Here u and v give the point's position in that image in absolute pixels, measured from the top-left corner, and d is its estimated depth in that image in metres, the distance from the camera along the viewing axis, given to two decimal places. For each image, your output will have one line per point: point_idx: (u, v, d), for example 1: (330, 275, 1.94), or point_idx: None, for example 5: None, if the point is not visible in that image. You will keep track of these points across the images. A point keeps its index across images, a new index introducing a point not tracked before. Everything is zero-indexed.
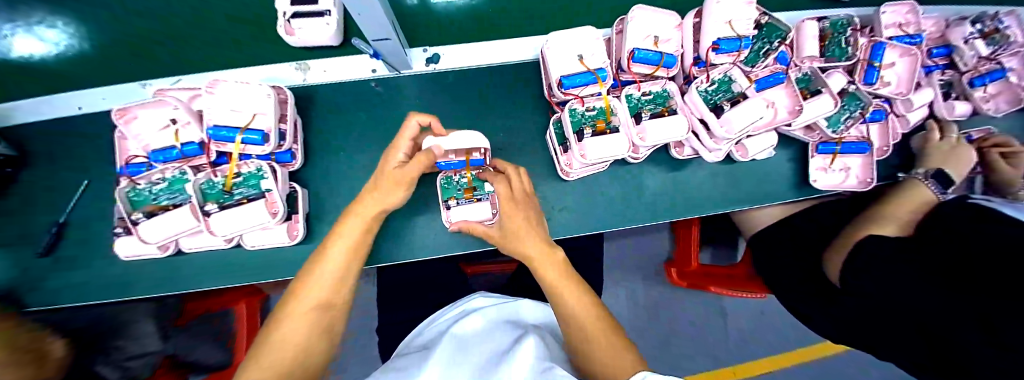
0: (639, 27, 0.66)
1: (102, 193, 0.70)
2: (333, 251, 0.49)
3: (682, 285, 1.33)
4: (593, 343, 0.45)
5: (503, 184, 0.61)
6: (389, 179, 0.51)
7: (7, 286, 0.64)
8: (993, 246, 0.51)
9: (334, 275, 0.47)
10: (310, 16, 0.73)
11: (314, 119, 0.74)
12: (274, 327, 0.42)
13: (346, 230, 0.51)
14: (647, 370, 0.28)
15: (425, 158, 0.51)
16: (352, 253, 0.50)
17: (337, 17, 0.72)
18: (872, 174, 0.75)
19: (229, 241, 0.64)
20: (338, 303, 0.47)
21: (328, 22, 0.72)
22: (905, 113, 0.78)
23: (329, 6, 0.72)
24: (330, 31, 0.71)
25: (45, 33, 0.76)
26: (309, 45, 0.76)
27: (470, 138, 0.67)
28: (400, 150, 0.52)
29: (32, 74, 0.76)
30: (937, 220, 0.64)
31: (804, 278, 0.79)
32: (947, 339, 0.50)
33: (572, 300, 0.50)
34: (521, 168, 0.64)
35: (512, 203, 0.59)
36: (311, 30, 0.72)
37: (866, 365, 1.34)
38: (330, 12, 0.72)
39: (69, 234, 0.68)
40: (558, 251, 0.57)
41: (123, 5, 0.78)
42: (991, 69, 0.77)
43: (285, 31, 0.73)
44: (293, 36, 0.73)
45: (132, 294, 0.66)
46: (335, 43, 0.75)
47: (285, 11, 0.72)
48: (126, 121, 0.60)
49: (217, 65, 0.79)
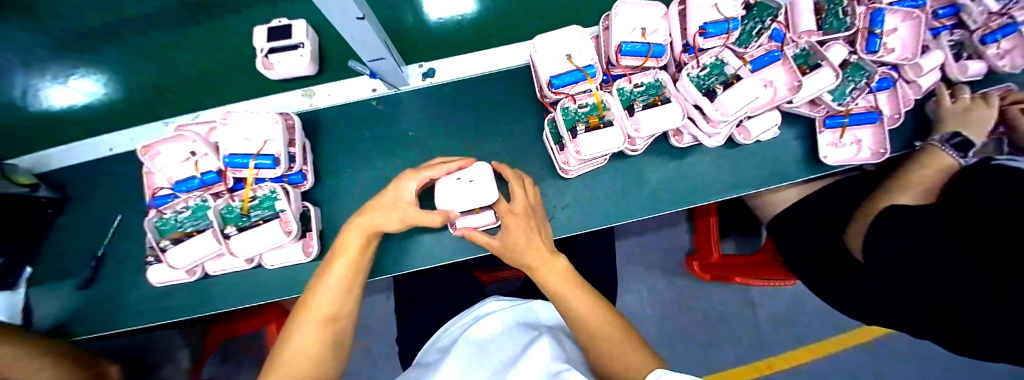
0: (624, 21, 0.67)
1: (134, 225, 0.76)
2: (337, 265, 0.53)
3: (706, 278, 1.29)
4: (605, 346, 0.45)
5: (502, 203, 0.61)
6: (399, 214, 0.56)
7: (50, 317, 0.69)
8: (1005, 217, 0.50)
9: (336, 288, 0.51)
10: (286, 50, 0.78)
11: (321, 142, 0.78)
12: (287, 341, 0.46)
13: (347, 247, 0.54)
14: (663, 369, 0.29)
15: (440, 215, 0.58)
16: (354, 262, 0.54)
17: (310, 49, 0.77)
18: (885, 144, 0.71)
19: (251, 262, 0.68)
20: (343, 314, 0.51)
21: (301, 54, 0.78)
22: (916, 79, 0.74)
23: (302, 38, 0.77)
24: (305, 62, 0.77)
25: (77, 84, 0.84)
26: (286, 77, 0.81)
27: (479, 188, 0.64)
28: (414, 181, 0.59)
29: (68, 122, 0.83)
30: (959, 187, 0.61)
31: (820, 260, 0.79)
32: (952, 313, 0.53)
33: (580, 304, 0.51)
34: (525, 178, 0.65)
35: (511, 214, 0.60)
36: (288, 63, 0.78)
37: (905, 357, 1.24)
38: (303, 44, 0.78)
39: (107, 266, 0.73)
40: (562, 258, 0.58)
41: (144, 35, 0.86)
42: (1002, 24, 0.74)
43: (264, 66, 0.78)
44: (272, 70, 0.78)
45: (160, 319, 0.69)
46: (312, 71, 0.81)
47: (261, 47, 0.76)
48: (151, 157, 0.65)
49: (231, 75, 0.85)
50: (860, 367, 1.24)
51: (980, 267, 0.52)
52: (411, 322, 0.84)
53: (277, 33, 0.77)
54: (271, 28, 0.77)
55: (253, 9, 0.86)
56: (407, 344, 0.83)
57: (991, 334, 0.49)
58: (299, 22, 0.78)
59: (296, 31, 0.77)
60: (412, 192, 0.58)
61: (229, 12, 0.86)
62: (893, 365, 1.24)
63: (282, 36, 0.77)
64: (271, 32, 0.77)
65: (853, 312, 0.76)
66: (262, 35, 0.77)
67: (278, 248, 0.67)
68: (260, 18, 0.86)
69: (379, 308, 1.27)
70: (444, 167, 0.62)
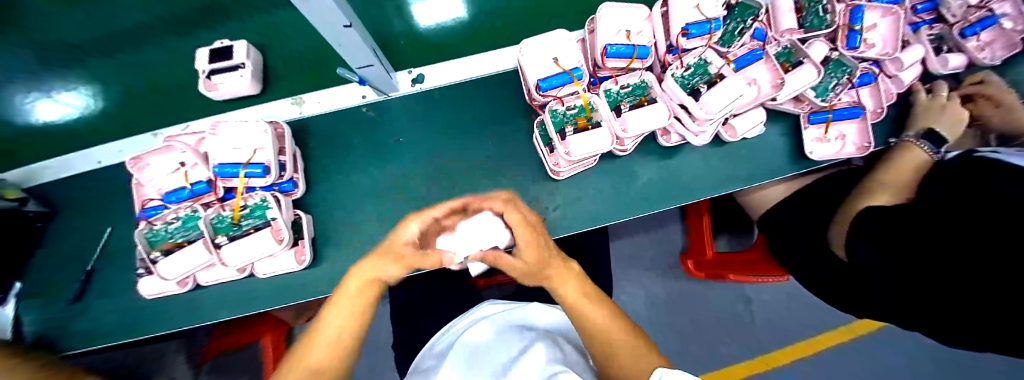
0: (609, 24, 0.68)
1: (124, 238, 0.75)
2: (341, 301, 0.46)
3: (700, 276, 1.29)
4: (615, 347, 0.43)
5: (515, 213, 0.52)
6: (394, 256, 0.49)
7: (37, 334, 0.68)
8: (964, 216, 0.54)
9: (338, 325, 0.44)
10: (227, 70, 0.78)
11: (313, 149, 0.78)
12: None
13: (348, 290, 0.47)
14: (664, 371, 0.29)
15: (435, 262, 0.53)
16: (360, 305, 0.46)
17: (251, 69, 0.77)
18: (869, 138, 0.72)
19: (242, 272, 0.67)
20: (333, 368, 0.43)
21: (242, 74, 0.77)
22: (897, 73, 0.75)
23: (243, 59, 0.77)
24: (245, 82, 0.77)
25: (68, 98, 0.84)
26: (235, 96, 0.81)
27: (484, 232, 0.58)
28: (416, 221, 0.52)
29: (62, 134, 0.83)
30: (946, 174, 0.62)
31: (797, 258, 0.82)
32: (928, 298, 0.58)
33: (584, 303, 0.48)
34: (506, 193, 0.56)
35: (527, 229, 0.51)
36: (229, 84, 0.78)
37: (901, 347, 1.26)
38: (243, 64, 0.77)
39: (96, 280, 0.72)
40: (572, 262, 0.55)
41: (139, 50, 0.86)
42: (981, 17, 0.76)
43: (205, 87, 0.78)
44: (214, 90, 0.78)
45: (152, 332, 0.69)
46: (255, 90, 0.81)
47: (202, 68, 0.76)
48: (139, 169, 0.65)
49: None
50: (861, 359, 1.25)
51: (942, 260, 0.55)
52: (407, 326, 0.85)
53: (219, 55, 0.77)
54: (213, 49, 0.78)
55: (244, 22, 0.86)
56: (404, 350, 0.83)
57: (953, 315, 0.55)
58: (239, 43, 0.77)
59: (237, 51, 0.77)
60: (411, 232, 0.51)
61: (218, 25, 0.87)
62: (891, 357, 1.25)
63: (222, 57, 0.77)
64: (212, 53, 0.77)
65: (830, 300, 0.80)
66: (205, 57, 0.77)
67: (270, 257, 0.67)
68: (245, 27, 0.86)
69: (378, 317, 1.27)
70: (446, 205, 0.53)
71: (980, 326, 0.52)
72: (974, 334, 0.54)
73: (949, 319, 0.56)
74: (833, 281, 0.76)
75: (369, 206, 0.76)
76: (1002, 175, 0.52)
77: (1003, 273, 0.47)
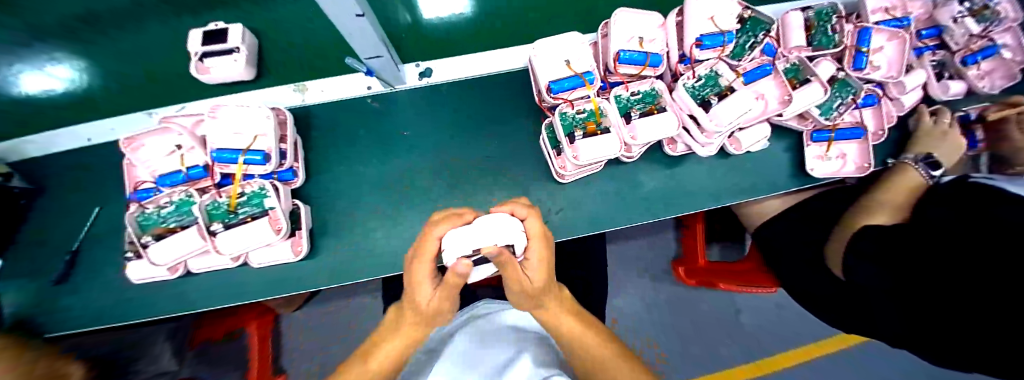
0: (622, 29, 0.68)
1: (114, 218, 0.73)
2: (386, 347, 0.48)
3: (691, 283, 1.28)
4: (611, 368, 0.45)
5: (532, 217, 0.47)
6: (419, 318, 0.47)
7: (16, 315, 0.65)
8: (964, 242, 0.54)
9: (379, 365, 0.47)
10: (220, 54, 0.75)
11: (316, 138, 0.77)
12: None
13: (393, 338, 0.49)
14: None
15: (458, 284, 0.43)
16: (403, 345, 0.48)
17: (245, 54, 0.75)
18: (869, 159, 0.73)
19: (236, 261, 0.65)
20: None
21: (236, 59, 0.75)
22: (899, 96, 0.77)
23: (237, 43, 0.74)
24: (239, 67, 0.74)
25: (57, 70, 0.81)
26: (224, 81, 0.79)
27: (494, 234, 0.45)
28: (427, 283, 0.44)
29: (48, 109, 0.79)
30: (942, 197, 0.64)
31: (794, 272, 0.82)
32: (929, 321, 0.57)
33: (583, 334, 0.48)
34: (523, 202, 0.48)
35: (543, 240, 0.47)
36: (221, 68, 0.75)
37: (886, 358, 1.29)
38: (238, 49, 0.74)
39: (81, 262, 0.70)
40: (564, 291, 0.54)
41: (134, 26, 0.82)
42: (983, 46, 0.78)
43: (197, 70, 0.75)
44: (205, 74, 0.75)
45: (140, 317, 0.67)
46: (249, 76, 0.79)
47: (194, 51, 0.73)
48: (133, 149, 0.63)
49: None
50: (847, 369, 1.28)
51: (941, 285, 0.55)
52: None
53: (212, 37, 0.74)
54: (207, 31, 0.74)
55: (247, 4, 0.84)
56: None
57: (952, 340, 0.54)
58: (234, 26, 0.74)
59: (232, 35, 0.74)
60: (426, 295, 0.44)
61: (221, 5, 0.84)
62: (875, 367, 1.28)
63: (215, 40, 0.74)
64: (206, 36, 0.74)
65: (827, 316, 0.80)
66: (196, 39, 0.74)
67: (267, 247, 0.65)
68: (248, 9, 0.83)
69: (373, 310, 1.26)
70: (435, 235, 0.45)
71: (978, 350, 0.52)
72: (973, 358, 0.54)
73: (948, 343, 0.56)
74: (830, 297, 0.77)
75: (374, 198, 0.74)
76: (997, 202, 0.53)
77: (1000, 302, 0.47)
